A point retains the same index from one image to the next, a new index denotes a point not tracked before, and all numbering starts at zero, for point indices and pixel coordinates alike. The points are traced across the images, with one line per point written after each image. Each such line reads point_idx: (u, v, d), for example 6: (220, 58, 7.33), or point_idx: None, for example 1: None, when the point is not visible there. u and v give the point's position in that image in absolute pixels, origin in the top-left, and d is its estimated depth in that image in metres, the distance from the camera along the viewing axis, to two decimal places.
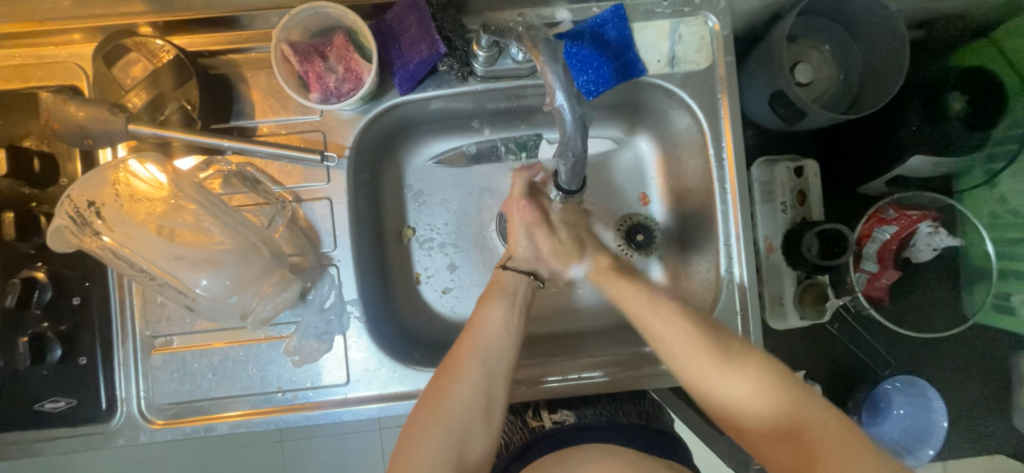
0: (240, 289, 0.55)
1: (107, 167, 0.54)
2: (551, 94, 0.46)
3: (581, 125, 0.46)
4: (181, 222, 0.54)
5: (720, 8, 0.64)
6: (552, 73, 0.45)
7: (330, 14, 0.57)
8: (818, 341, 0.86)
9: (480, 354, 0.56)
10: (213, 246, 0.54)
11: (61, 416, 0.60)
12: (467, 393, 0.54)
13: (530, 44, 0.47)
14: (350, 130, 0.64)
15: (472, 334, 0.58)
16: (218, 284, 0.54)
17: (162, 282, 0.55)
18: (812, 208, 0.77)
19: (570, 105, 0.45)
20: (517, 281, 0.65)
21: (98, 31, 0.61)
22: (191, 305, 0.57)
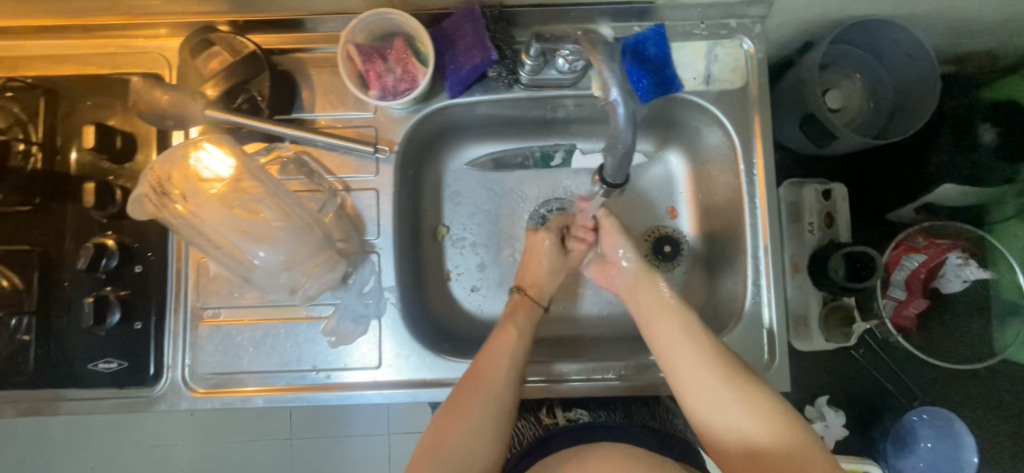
0: (291, 262, 0.60)
1: (187, 145, 0.60)
2: (607, 90, 0.49)
3: (634, 121, 0.50)
4: (244, 199, 0.59)
5: (755, 33, 0.67)
6: (609, 70, 0.49)
7: (393, 21, 0.62)
8: (841, 366, 0.85)
9: (490, 390, 0.60)
10: (269, 224, 0.60)
11: (111, 376, 0.63)
12: (480, 424, 0.57)
13: (589, 44, 0.50)
14: (400, 128, 0.68)
15: (486, 368, 0.61)
16: (274, 257, 0.60)
17: (224, 252, 0.60)
18: (840, 231, 0.78)
19: (625, 100, 0.49)
20: (530, 317, 0.70)
21: (182, 27, 0.67)
22: (247, 277, 0.62)
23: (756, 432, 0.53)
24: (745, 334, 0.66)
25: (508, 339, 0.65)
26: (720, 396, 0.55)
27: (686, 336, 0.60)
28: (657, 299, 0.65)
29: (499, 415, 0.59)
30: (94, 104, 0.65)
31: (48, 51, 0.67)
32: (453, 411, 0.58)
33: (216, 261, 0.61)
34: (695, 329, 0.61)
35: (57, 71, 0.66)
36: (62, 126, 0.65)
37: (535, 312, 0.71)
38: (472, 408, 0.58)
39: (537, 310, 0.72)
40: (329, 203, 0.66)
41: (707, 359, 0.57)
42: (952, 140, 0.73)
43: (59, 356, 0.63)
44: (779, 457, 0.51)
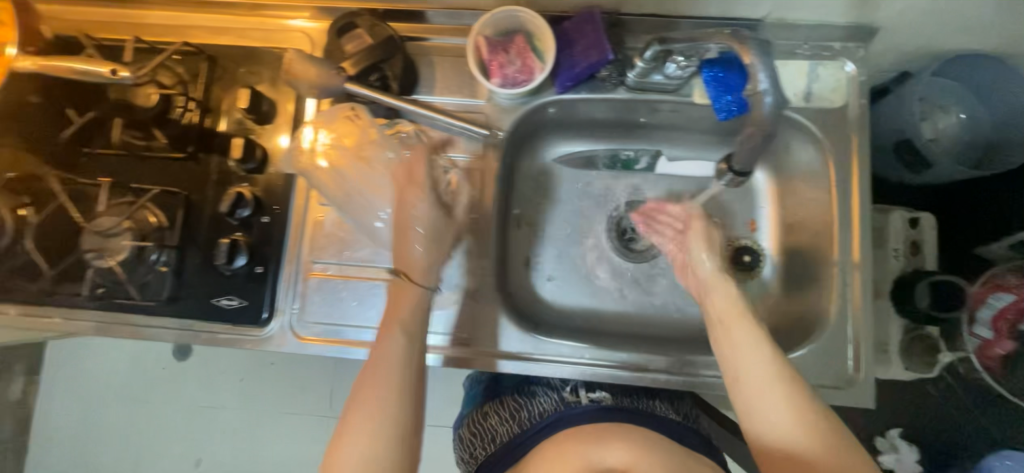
0: (416, 237, 0.66)
1: (339, 108, 0.70)
2: (756, 80, 0.57)
3: (778, 110, 0.58)
4: (384, 160, 0.69)
5: (859, 56, 0.70)
6: (761, 65, 0.56)
7: (519, 18, 0.68)
8: (913, 399, 0.84)
9: (389, 399, 0.57)
10: (412, 200, 0.67)
11: (232, 312, 0.70)
12: (390, 433, 0.55)
13: (739, 40, 0.57)
14: (510, 117, 0.74)
15: (376, 367, 0.58)
16: (411, 231, 0.66)
17: (358, 204, 0.70)
18: (925, 259, 0.79)
19: (772, 91, 0.57)
20: (416, 302, 0.64)
21: (329, 12, 0.76)
22: (372, 227, 0.71)
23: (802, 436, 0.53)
24: (829, 347, 0.67)
25: (393, 334, 0.61)
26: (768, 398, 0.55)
27: (756, 337, 0.58)
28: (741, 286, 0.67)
29: (401, 420, 0.56)
30: (247, 72, 0.74)
31: (211, 23, 0.76)
32: (358, 411, 0.56)
33: (348, 210, 0.70)
34: (761, 338, 0.58)
35: (218, 41, 0.76)
36: (219, 88, 0.74)
37: (416, 297, 0.64)
38: (373, 414, 0.56)
39: (425, 296, 0.65)
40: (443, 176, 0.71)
41: (765, 363, 0.57)
42: None
43: (189, 289, 0.70)
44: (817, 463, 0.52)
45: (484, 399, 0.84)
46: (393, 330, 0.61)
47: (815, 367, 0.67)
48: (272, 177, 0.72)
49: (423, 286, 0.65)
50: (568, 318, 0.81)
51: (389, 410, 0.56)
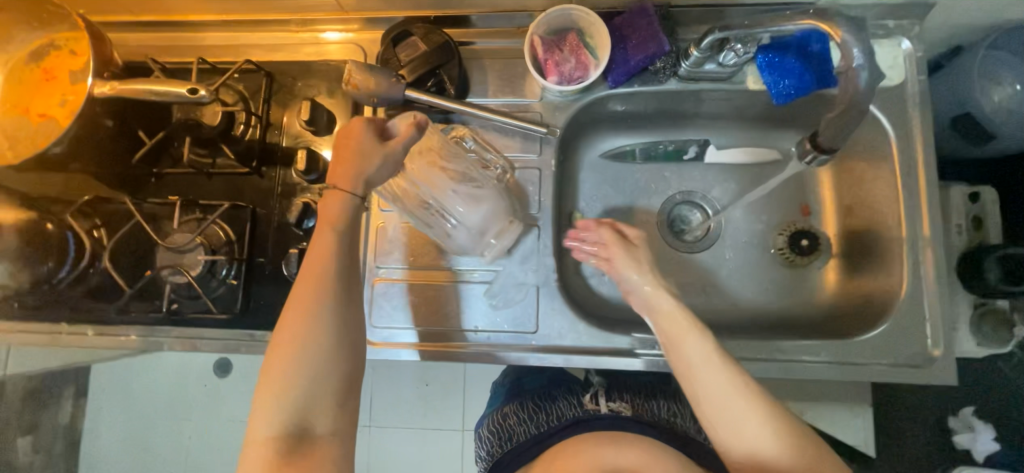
0: (371, 175, 0.58)
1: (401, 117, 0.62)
2: (850, 58, 0.56)
3: (873, 87, 0.57)
4: (455, 166, 0.66)
5: (914, 33, 0.69)
6: (856, 41, 0.55)
7: (571, 17, 0.69)
8: (988, 380, 0.81)
9: (319, 308, 0.56)
10: (366, 147, 0.58)
11: None
12: (308, 337, 0.56)
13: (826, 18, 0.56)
14: (563, 114, 0.75)
15: (311, 276, 0.57)
16: (357, 178, 0.58)
17: (431, 210, 0.67)
18: (989, 233, 0.77)
19: (866, 67, 0.56)
20: (349, 210, 0.59)
21: (381, 23, 0.77)
22: (443, 232, 0.69)
23: (756, 438, 0.56)
24: (905, 325, 0.66)
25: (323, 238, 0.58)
26: (731, 413, 0.57)
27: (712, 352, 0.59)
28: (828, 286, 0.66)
29: (328, 341, 0.56)
30: (305, 85, 0.76)
31: (269, 41, 0.79)
32: (286, 321, 0.56)
33: (418, 217, 0.68)
34: (713, 353, 0.60)
35: (276, 58, 0.78)
36: (278, 103, 0.76)
37: (346, 203, 0.58)
38: (297, 321, 0.56)
39: (356, 205, 0.59)
40: (502, 175, 0.73)
41: (723, 380, 0.58)
42: None
43: (258, 301, 0.72)
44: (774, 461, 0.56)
45: (505, 401, 0.88)
46: (324, 232, 0.58)
47: (892, 346, 0.66)
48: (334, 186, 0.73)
49: (353, 194, 0.58)
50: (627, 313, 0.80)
51: (314, 318, 0.56)
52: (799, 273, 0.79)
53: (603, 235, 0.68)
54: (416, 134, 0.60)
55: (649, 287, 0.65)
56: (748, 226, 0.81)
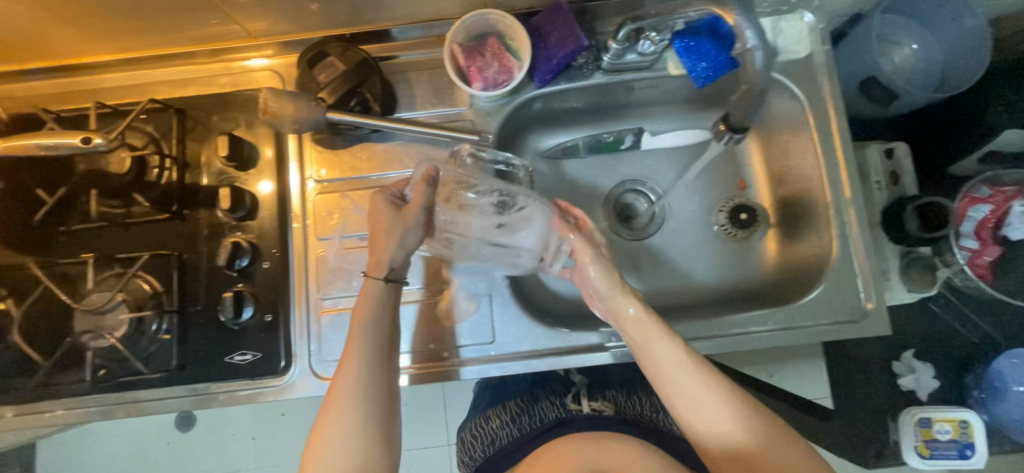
0: (401, 250, 0.62)
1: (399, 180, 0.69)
2: (744, 40, 0.61)
3: (766, 64, 0.62)
4: (486, 200, 0.68)
5: (814, 6, 0.73)
6: (746, 26, 0.61)
7: (489, 21, 0.69)
8: (927, 323, 0.86)
9: (353, 406, 0.56)
10: (389, 225, 0.62)
11: (246, 367, 0.67)
12: (347, 440, 0.55)
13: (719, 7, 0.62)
14: (495, 118, 0.74)
15: (343, 373, 0.57)
16: (390, 254, 0.61)
17: (495, 248, 0.69)
18: (906, 187, 0.83)
19: (760, 48, 0.61)
20: (378, 302, 0.61)
21: (294, 45, 0.74)
22: (515, 264, 0.69)
23: (733, 433, 0.55)
24: (842, 282, 0.69)
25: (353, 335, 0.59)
26: (706, 414, 0.56)
27: (679, 349, 0.57)
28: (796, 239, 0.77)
29: (375, 392, 0.57)
30: (219, 118, 0.72)
31: (175, 76, 0.74)
32: (322, 422, 0.56)
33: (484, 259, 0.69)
34: (683, 356, 0.57)
35: (186, 93, 0.74)
36: (191, 141, 0.71)
37: (375, 292, 0.61)
38: (332, 422, 0.56)
39: (380, 290, 0.61)
40: (529, 177, 0.77)
41: (690, 382, 0.56)
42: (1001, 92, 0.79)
43: (197, 352, 0.67)
44: (757, 457, 0.55)
45: (489, 405, 0.86)
46: (355, 327, 0.59)
47: (833, 304, 0.69)
48: (265, 221, 0.70)
49: (379, 280, 0.61)
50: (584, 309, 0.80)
51: (348, 416, 0.56)
52: (740, 246, 0.81)
53: (573, 238, 0.62)
54: (427, 188, 0.63)
55: (630, 299, 0.59)
56: (689, 208, 0.83)
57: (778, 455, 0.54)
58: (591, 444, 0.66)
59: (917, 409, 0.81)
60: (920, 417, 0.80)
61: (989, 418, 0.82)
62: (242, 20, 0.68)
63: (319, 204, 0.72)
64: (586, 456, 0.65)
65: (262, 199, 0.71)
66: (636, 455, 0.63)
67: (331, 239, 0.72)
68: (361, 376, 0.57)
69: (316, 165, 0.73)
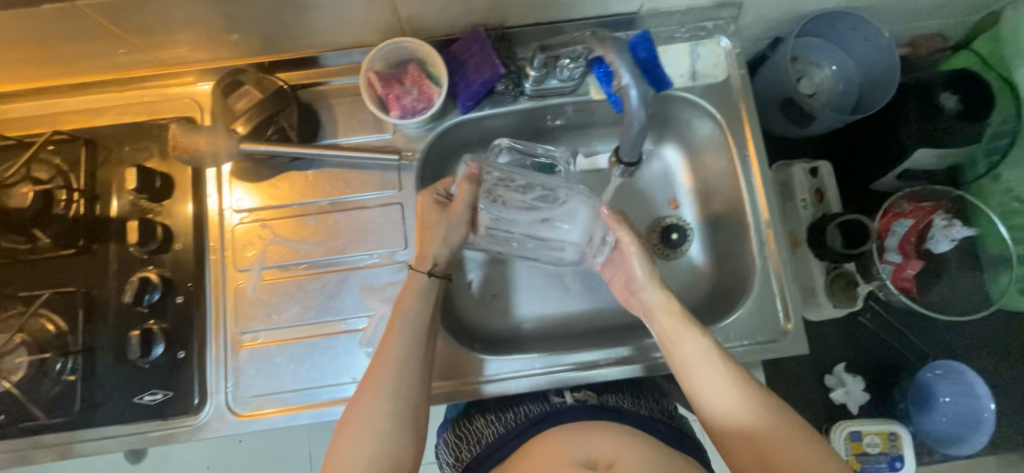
0: (444, 247, 0.67)
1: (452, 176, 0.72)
2: (620, 75, 0.56)
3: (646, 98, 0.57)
4: (528, 194, 0.72)
5: (730, 31, 0.75)
6: (620, 59, 0.55)
7: (407, 48, 0.68)
8: (856, 334, 0.89)
9: (392, 394, 0.59)
10: (433, 222, 0.67)
11: (156, 408, 0.65)
12: (379, 427, 0.57)
13: (597, 40, 0.57)
14: (419, 144, 0.73)
15: (383, 360, 0.60)
16: (435, 249, 0.66)
17: (536, 241, 0.74)
18: (830, 204, 0.85)
19: (636, 84, 0.56)
20: (422, 296, 0.64)
21: (211, 73, 0.72)
22: (560, 254, 0.75)
23: (745, 414, 0.57)
24: (763, 303, 0.70)
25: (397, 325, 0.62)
26: (723, 394, 0.58)
27: (703, 338, 0.61)
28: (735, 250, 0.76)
29: (404, 388, 0.59)
30: (130, 149, 0.70)
31: (83, 104, 0.71)
32: (357, 406, 0.58)
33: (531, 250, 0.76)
34: (709, 344, 0.60)
35: (95, 123, 0.71)
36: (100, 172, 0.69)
37: (420, 283, 0.65)
38: (367, 407, 0.58)
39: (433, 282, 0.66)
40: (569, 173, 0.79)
41: (705, 363, 0.59)
42: (918, 107, 0.79)
43: (105, 393, 0.65)
44: (769, 444, 0.55)
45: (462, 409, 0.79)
46: (396, 317, 0.63)
47: (754, 325, 0.70)
48: (177, 253, 0.68)
49: (424, 273, 0.65)
50: (559, 327, 0.79)
51: (384, 403, 0.58)
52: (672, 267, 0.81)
53: (622, 235, 0.65)
54: (470, 187, 0.68)
55: (659, 297, 0.64)
56: None
57: (782, 435, 0.55)
58: (573, 437, 0.62)
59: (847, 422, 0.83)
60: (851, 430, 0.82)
61: (917, 429, 0.84)
62: (150, 49, 0.66)
63: (238, 235, 0.71)
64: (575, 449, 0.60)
65: (175, 232, 0.69)
66: (626, 445, 0.59)
67: (250, 271, 0.70)
68: (392, 371, 0.60)
69: (235, 196, 0.71)
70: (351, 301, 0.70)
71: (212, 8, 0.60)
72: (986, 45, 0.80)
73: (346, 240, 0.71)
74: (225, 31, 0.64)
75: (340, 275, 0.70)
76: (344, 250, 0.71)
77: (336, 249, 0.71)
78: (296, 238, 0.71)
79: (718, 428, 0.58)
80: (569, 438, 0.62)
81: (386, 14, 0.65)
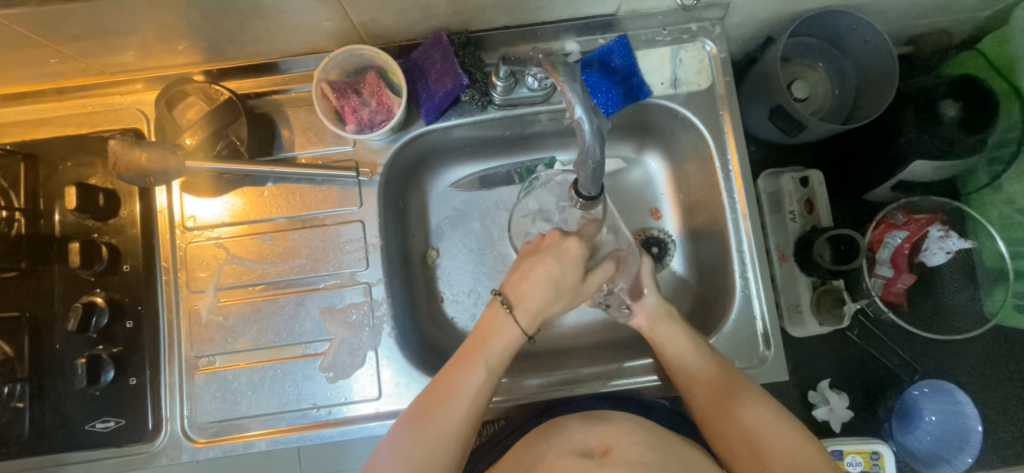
0: (543, 291, 0.59)
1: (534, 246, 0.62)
2: (572, 108, 0.49)
3: (600, 134, 0.49)
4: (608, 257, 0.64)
5: (716, 33, 0.69)
6: (572, 91, 0.49)
7: (364, 56, 0.64)
8: (841, 348, 0.87)
9: (445, 432, 0.55)
10: (553, 270, 0.59)
11: (109, 436, 0.63)
12: (423, 465, 0.54)
13: (550, 67, 0.51)
14: (381, 156, 0.69)
15: (445, 399, 0.56)
16: (540, 295, 0.59)
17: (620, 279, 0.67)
18: (820, 216, 0.80)
19: (589, 117, 0.49)
20: (509, 342, 0.59)
21: (158, 80, 0.68)
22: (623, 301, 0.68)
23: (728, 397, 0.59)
24: (739, 329, 0.67)
25: (476, 366, 0.57)
26: (705, 384, 0.61)
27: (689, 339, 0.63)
28: (714, 261, 0.73)
29: (466, 419, 0.56)
30: (73, 165, 0.66)
31: (28, 116, 0.68)
32: (401, 439, 0.55)
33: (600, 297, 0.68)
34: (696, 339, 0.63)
35: (38, 138, 0.67)
36: (42, 188, 0.65)
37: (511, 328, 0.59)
38: (414, 443, 0.55)
39: (522, 339, 0.60)
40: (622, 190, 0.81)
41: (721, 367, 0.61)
42: (915, 117, 0.74)
43: (55, 420, 0.63)
44: (755, 431, 0.57)
45: None
46: (474, 353, 0.58)
47: (732, 346, 0.67)
48: (127, 275, 0.65)
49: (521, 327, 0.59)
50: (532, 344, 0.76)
51: (439, 440, 0.55)
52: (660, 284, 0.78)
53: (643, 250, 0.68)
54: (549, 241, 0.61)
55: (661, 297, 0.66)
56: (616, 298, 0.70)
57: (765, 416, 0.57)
58: (562, 428, 0.60)
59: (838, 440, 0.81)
60: (840, 446, 0.80)
61: (901, 447, 0.84)
62: (85, 58, 0.61)
63: (191, 255, 0.67)
64: (573, 438, 0.59)
65: (124, 252, 0.66)
66: (622, 431, 0.58)
67: (205, 293, 0.67)
68: (453, 400, 0.56)
69: (187, 212, 0.68)
70: (310, 325, 0.67)
71: (144, 16, 0.55)
72: (995, 46, 0.75)
73: (305, 260, 0.68)
74: (165, 39, 0.60)
75: (299, 296, 0.67)
76: (305, 270, 0.68)
77: (294, 269, 0.68)
78: (252, 258, 0.68)
79: (723, 439, 0.59)
80: (573, 426, 0.60)
81: (337, 20, 0.60)
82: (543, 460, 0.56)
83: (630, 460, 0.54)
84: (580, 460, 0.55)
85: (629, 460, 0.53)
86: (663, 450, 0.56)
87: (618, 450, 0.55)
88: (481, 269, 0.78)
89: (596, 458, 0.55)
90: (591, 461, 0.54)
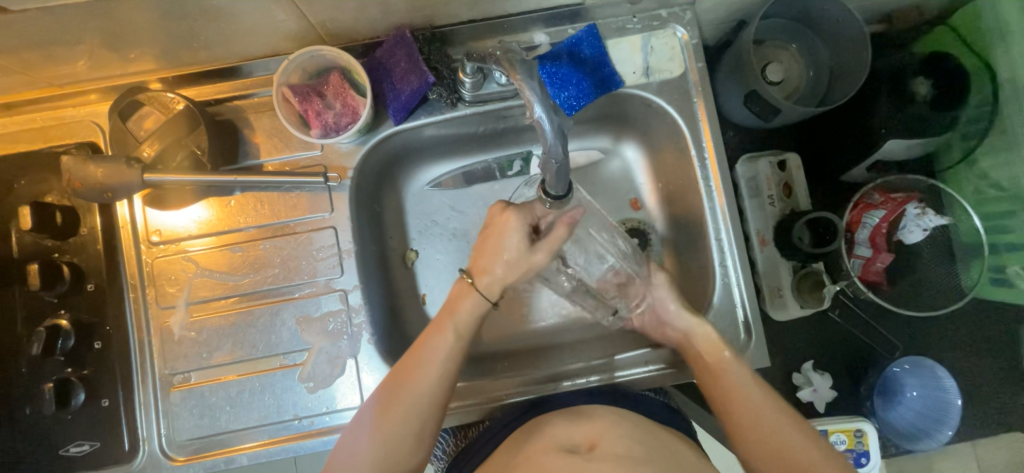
0: (506, 250, 0.63)
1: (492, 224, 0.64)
2: (530, 107, 0.48)
3: (561, 132, 0.48)
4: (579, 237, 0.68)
5: (686, 19, 0.68)
6: (530, 89, 0.48)
7: (326, 56, 0.61)
8: (823, 328, 0.88)
9: (418, 401, 0.57)
10: (503, 243, 0.63)
11: (85, 459, 0.62)
12: (397, 428, 0.56)
13: (509, 65, 0.50)
14: (351, 159, 0.67)
15: (418, 367, 0.58)
16: (494, 269, 0.64)
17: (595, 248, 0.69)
18: (798, 199, 0.80)
19: (549, 116, 0.47)
20: (474, 309, 0.63)
21: (111, 91, 0.65)
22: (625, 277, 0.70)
23: (743, 398, 0.60)
24: (721, 315, 0.67)
25: (446, 332, 0.61)
26: (705, 381, 0.63)
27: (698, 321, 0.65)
28: (693, 249, 0.73)
29: (440, 387, 0.58)
30: (27, 183, 0.63)
31: None
32: (381, 402, 0.57)
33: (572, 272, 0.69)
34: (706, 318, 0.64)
35: None
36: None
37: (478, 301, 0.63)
38: (391, 404, 0.57)
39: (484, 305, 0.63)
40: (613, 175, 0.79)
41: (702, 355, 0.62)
42: (888, 93, 0.74)
43: (28, 446, 0.61)
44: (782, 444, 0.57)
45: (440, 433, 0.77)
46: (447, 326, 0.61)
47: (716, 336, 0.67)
48: (93, 295, 0.63)
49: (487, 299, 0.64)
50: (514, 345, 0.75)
51: (413, 405, 0.57)
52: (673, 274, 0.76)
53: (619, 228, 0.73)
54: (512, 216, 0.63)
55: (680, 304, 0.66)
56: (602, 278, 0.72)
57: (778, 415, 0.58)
58: (548, 425, 0.60)
59: (824, 420, 0.82)
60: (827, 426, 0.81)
61: (881, 422, 0.86)
62: (29, 70, 0.58)
63: (159, 269, 0.65)
64: (559, 435, 0.58)
65: (88, 270, 0.64)
66: (608, 426, 0.58)
67: (176, 308, 0.65)
68: (423, 366, 0.58)
69: (152, 225, 0.66)
70: (286, 335, 0.65)
71: (86, 24, 0.52)
72: (966, 23, 0.75)
73: (279, 269, 0.66)
74: (114, 47, 0.57)
75: (273, 307, 0.66)
76: (280, 279, 0.66)
77: (268, 279, 0.66)
78: (222, 270, 0.66)
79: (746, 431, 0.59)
80: (559, 423, 0.60)
81: (295, 20, 0.57)
82: (528, 457, 0.56)
83: (615, 454, 0.53)
84: (565, 455, 0.54)
85: (617, 454, 0.53)
86: (648, 443, 0.56)
87: (605, 445, 0.55)
88: (462, 268, 0.77)
89: (583, 453, 0.54)
90: (578, 457, 0.54)
